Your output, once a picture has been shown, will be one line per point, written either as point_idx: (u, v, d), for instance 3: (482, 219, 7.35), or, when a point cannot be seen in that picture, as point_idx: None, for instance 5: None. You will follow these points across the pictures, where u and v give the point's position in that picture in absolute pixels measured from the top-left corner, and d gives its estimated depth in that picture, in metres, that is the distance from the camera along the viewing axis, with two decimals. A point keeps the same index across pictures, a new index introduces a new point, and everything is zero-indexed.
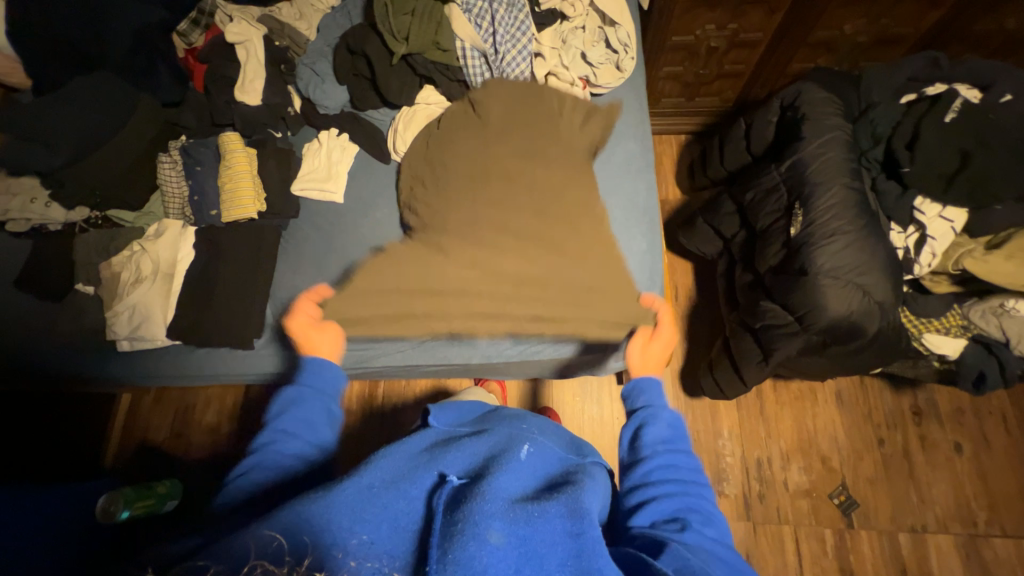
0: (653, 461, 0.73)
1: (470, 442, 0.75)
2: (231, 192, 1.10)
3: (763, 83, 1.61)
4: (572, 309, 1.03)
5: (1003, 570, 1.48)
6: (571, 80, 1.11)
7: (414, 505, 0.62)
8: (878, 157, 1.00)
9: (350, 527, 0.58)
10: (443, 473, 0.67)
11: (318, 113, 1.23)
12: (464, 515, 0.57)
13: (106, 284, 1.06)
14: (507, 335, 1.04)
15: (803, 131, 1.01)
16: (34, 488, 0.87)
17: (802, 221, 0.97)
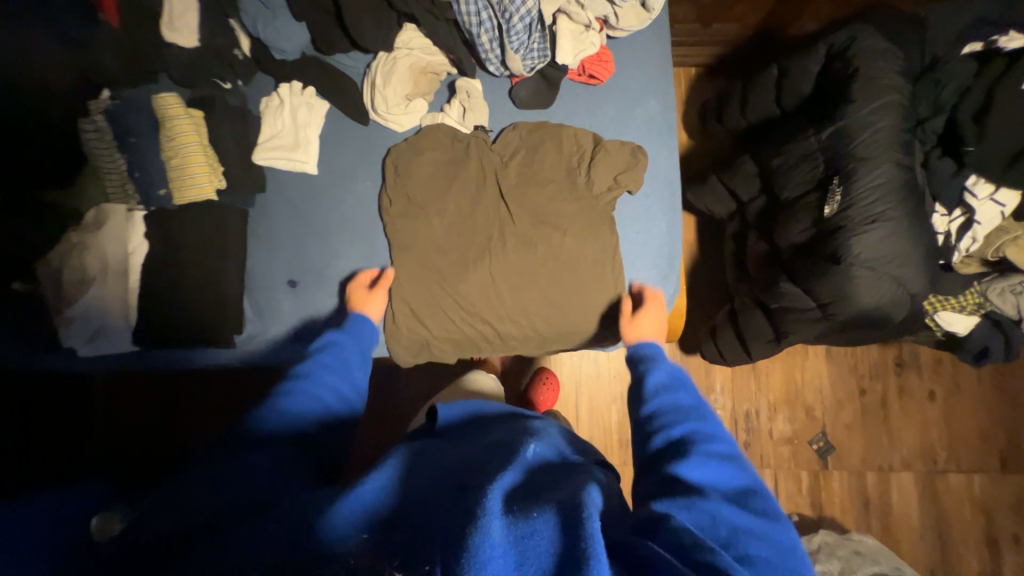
0: (655, 399, 0.69)
1: (468, 446, 0.63)
2: (181, 169, 0.92)
3: (794, 8, 1.39)
4: (581, 299, 0.95)
5: (952, 499, 1.66)
6: (587, 22, 0.90)
7: (364, 500, 0.50)
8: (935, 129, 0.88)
9: (295, 524, 0.47)
10: (415, 471, 0.56)
11: (272, 58, 1.01)
12: (444, 518, 0.46)
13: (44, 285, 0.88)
14: (507, 326, 0.97)
15: (853, 93, 0.88)
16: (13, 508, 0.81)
17: (839, 200, 0.88)
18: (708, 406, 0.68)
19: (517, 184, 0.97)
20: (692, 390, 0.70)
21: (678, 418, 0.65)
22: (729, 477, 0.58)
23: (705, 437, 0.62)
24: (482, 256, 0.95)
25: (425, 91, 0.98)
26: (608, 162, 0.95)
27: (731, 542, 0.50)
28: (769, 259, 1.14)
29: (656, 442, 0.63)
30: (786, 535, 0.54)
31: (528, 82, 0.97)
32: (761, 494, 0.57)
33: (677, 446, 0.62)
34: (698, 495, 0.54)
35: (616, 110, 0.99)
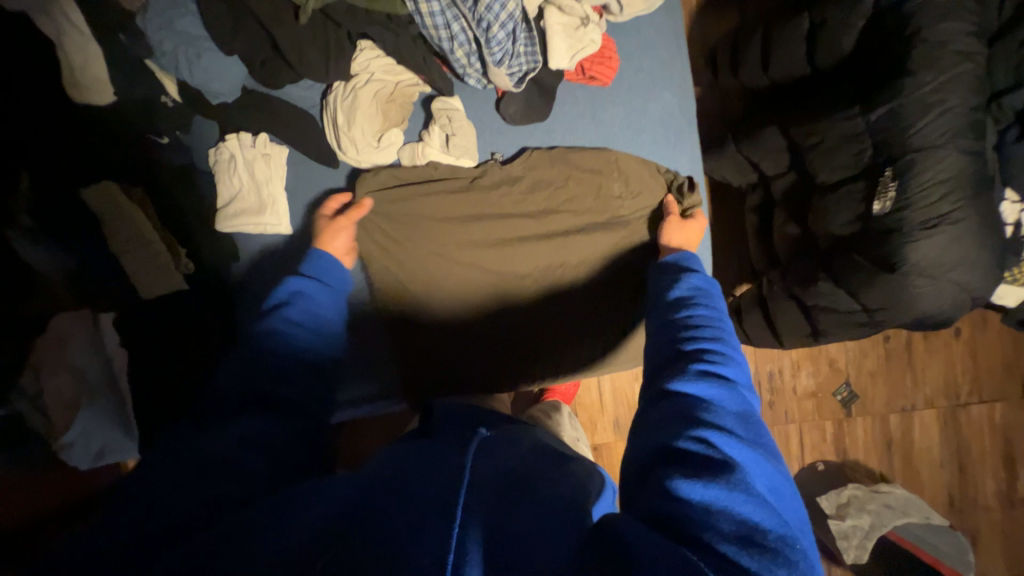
0: (676, 314, 0.63)
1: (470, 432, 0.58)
2: (140, 262, 0.81)
3: None
4: (604, 336, 0.87)
5: (973, 430, 1.70)
6: (583, 15, 0.75)
7: (331, 504, 0.43)
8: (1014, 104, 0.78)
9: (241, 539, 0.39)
10: (408, 456, 0.49)
11: (210, 103, 0.85)
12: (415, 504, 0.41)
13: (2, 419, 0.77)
14: (525, 372, 0.87)
15: (912, 65, 0.74)
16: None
17: (894, 197, 0.77)
18: (728, 322, 0.62)
19: (518, 218, 0.86)
20: (715, 306, 0.64)
21: (696, 335, 0.59)
22: (729, 398, 0.52)
23: (718, 354, 0.56)
24: (491, 306, 0.86)
25: (398, 122, 0.82)
26: (644, 189, 0.84)
27: (725, 470, 0.44)
28: (801, 249, 1.04)
29: (662, 356, 0.58)
30: (784, 482, 0.47)
31: (519, 95, 0.82)
32: (765, 430, 0.51)
33: (686, 357, 0.56)
34: (697, 418, 0.48)
35: (625, 114, 0.85)
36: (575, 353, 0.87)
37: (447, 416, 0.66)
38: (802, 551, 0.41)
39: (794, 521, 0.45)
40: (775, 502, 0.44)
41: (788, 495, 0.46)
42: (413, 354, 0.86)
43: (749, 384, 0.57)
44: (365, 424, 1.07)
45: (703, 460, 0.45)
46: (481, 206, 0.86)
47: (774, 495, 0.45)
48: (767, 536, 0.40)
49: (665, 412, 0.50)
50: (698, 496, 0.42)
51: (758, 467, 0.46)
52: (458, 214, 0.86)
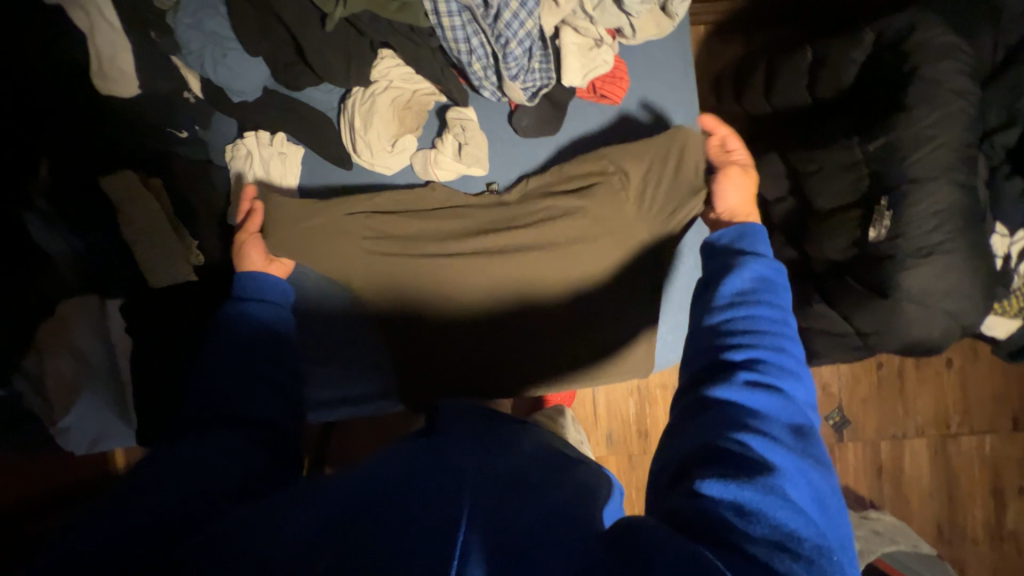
0: (733, 310, 0.60)
1: (471, 436, 0.58)
2: (149, 253, 0.82)
3: None
4: (601, 342, 0.88)
5: (962, 460, 1.71)
6: (597, 37, 0.78)
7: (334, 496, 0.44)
8: (1005, 142, 0.81)
9: (250, 533, 0.40)
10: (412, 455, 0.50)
11: (230, 100, 0.87)
12: (427, 503, 0.42)
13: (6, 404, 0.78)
14: (521, 375, 0.88)
15: (909, 100, 0.77)
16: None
17: (888, 225, 0.80)
18: (791, 327, 0.59)
19: (521, 217, 0.85)
20: (779, 306, 0.60)
21: (751, 338, 0.56)
22: (782, 410, 0.51)
23: (776, 361, 0.55)
24: (491, 314, 0.86)
25: (413, 128, 0.85)
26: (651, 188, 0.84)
27: (768, 479, 0.44)
28: (798, 270, 1.06)
29: (715, 357, 0.57)
30: (832, 495, 0.47)
31: (531, 109, 0.84)
32: (818, 442, 0.50)
33: (740, 363, 0.55)
34: (743, 426, 0.48)
35: (634, 134, 0.87)
36: (571, 358, 0.88)
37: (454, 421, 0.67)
38: (842, 566, 0.41)
39: (838, 536, 0.44)
40: (820, 515, 0.44)
41: (835, 509, 0.46)
42: (415, 356, 0.87)
43: (807, 392, 0.56)
44: (362, 424, 1.08)
45: (744, 466, 0.45)
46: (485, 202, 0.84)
47: (819, 507, 0.44)
48: (803, 546, 0.40)
49: (708, 417, 0.50)
50: (733, 499, 0.43)
51: (807, 480, 0.46)
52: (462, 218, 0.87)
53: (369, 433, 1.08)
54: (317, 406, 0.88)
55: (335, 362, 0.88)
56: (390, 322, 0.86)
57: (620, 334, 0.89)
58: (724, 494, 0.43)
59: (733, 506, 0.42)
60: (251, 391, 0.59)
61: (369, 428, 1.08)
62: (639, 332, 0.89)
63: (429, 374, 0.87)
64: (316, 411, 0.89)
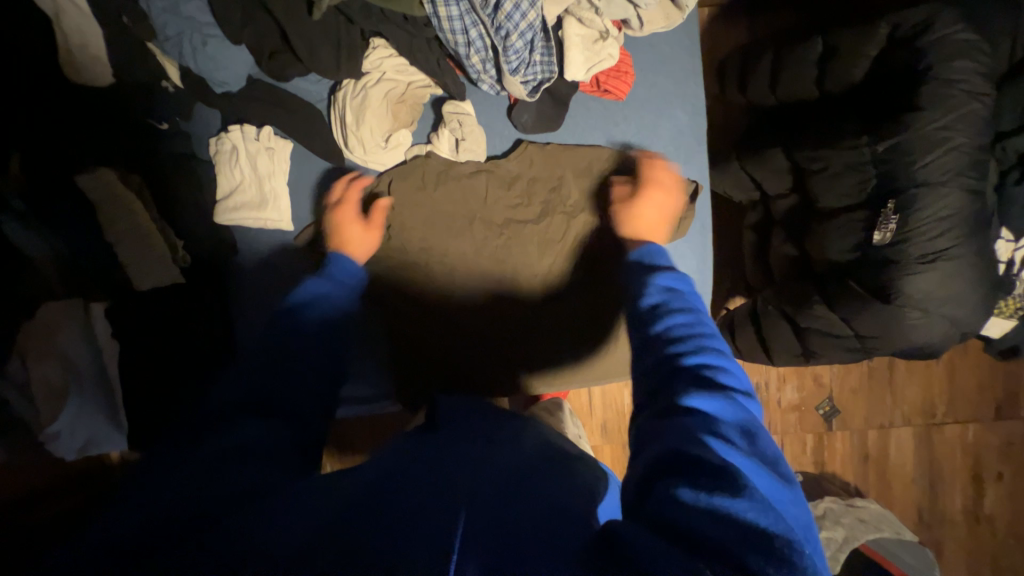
0: (654, 321, 0.60)
1: (471, 438, 0.57)
2: (132, 254, 0.79)
3: None
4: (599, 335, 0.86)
5: (945, 447, 1.76)
6: (603, 29, 0.73)
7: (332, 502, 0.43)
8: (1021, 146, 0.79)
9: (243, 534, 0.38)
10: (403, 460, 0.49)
11: (213, 91, 0.83)
12: (428, 510, 0.41)
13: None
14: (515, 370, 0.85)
15: (923, 100, 0.75)
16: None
17: (895, 228, 0.78)
18: (712, 327, 0.60)
19: (509, 215, 0.84)
20: (690, 308, 0.61)
21: (675, 345, 0.56)
22: (719, 408, 0.50)
23: (707, 364, 0.54)
24: (485, 307, 0.84)
25: (408, 122, 0.81)
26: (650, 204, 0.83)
27: (725, 483, 0.42)
28: (799, 267, 1.05)
29: (653, 373, 0.56)
30: (783, 482, 0.45)
31: (531, 104, 0.81)
32: (763, 437, 0.49)
33: (678, 373, 0.54)
34: (696, 434, 0.46)
35: (639, 131, 0.84)
36: (567, 352, 0.85)
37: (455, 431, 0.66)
38: (813, 558, 0.39)
39: (801, 529, 0.43)
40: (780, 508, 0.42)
41: (789, 495, 0.44)
42: (411, 360, 0.84)
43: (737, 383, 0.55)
44: (358, 423, 1.07)
45: (703, 472, 0.43)
46: (472, 203, 0.84)
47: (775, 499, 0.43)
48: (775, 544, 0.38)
49: (662, 433, 0.48)
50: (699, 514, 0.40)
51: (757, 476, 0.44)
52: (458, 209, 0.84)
53: (365, 432, 1.07)
54: None
55: None
56: (385, 323, 0.83)
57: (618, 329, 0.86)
58: (687, 508, 0.40)
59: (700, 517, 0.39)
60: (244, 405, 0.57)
61: (365, 427, 1.07)
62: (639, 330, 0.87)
63: (423, 370, 0.84)
64: None
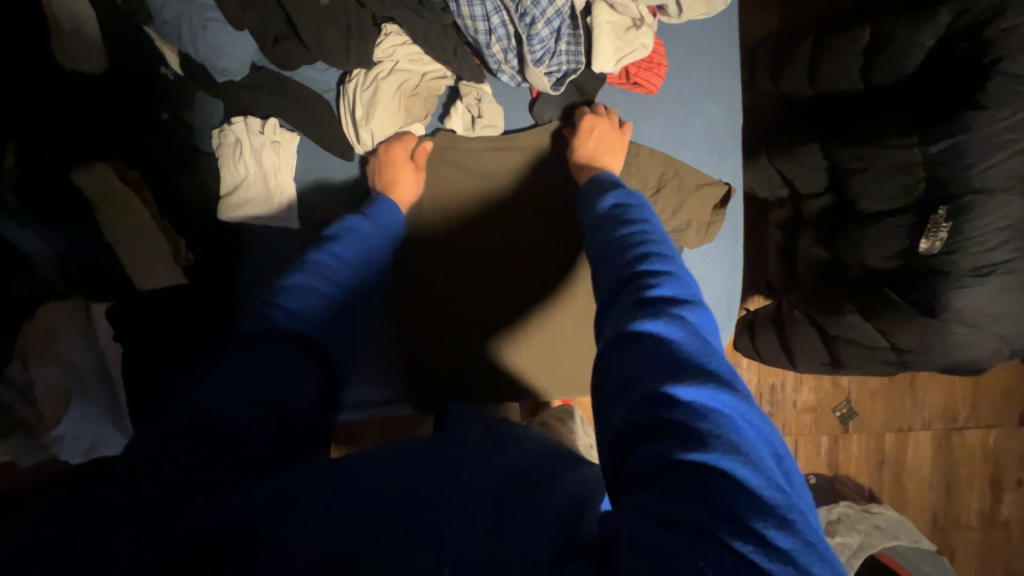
0: (605, 251, 0.56)
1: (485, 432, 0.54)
2: (133, 254, 0.75)
3: None
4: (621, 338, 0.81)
5: (965, 452, 1.72)
6: (637, 17, 0.67)
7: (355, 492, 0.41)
8: None
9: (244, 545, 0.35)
10: (400, 455, 0.46)
11: (216, 81, 0.78)
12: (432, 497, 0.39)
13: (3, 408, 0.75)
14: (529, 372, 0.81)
15: (987, 99, 0.68)
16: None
17: (945, 237, 0.72)
18: (659, 244, 0.53)
19: (524, 217, 0.79)
20: (636, 226, 0.56)
21: (621, 267, 0.52)
22: (664, 322, 0.44)
23: (656, 287, 0.48)
24: (498, 307, 0.80)
25: (421, 116, 0.76)
26: (680, 208, 0.77)
27: (691, 430, 0.37)
28: (830, 273, 1.00)
29: (606, 314, 0.50)
30: (742, 398, 0.40)
31: (554, 99, 0.75)
32: (719, 355, 0.43)
33: (628, 306, 0.47)
34: (656, 375, 0.40)
35: (670, 128, 0.78)
36: (584, 356, 0.81)
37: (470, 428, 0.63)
38: (775, 488, 0.35)
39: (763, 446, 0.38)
40: (737, 429, 0.38)
41: (749, 413, 0.40)
42: (418, 370, 0.79)
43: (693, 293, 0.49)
44: (368, 425, 1.05)
45: (669, 421, 0.37)
46: (487, 200, 0.79)
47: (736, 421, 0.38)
48: (731, 486, 0.34)
49: (618, 381, 0.42)
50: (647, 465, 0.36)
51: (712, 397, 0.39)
52: (472, 204, 0.79)
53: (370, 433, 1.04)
54: None
55: None
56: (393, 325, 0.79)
57: None
58: (645, 471, 0.36)
59: (669, 480, 0.35)
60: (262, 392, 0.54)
61: (371, 428, 1.04)
62: None
63: (432, 375, 0.79)
64: None
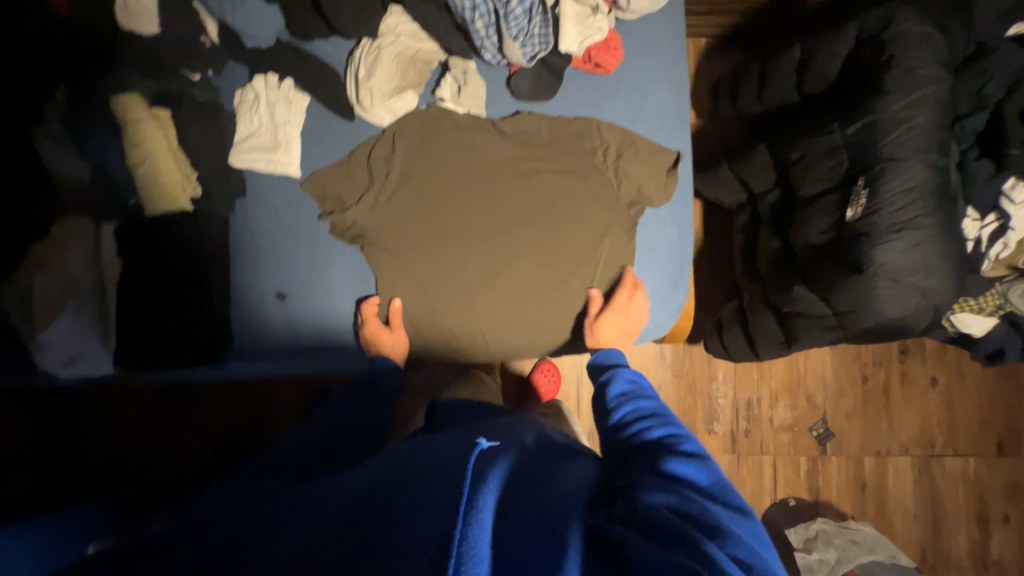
0: (634, 411, 0.73)
1: (461, 437, 0.60)
2: (149, 178, 0.85)
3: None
4: (579, 287, 0.94)
5: (947, 481, 1.69)
6: (594, 5, 0.83)
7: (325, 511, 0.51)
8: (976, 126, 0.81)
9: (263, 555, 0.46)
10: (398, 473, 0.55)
11: (244, 47, 0.91)
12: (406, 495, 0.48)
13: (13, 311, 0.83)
14: (489, 316, 0.94)
15: (885, 84, 0.81)
16: (24, 539, 0.79)
17: (864, 203, 0.82)
18: (669, 410, 0.74)
19: (496, 176, 0.93)
20: (652, 398, 0.76)
21: (652, 422, 0.70)
22: (694, 467, 0.60)
23: (673, 438, 0.66)
24: (472, 255, 0.94)
25: (414, 83, 0.90)
26: (633, 173, 0.90)
27: (696, 516, 0.51)
28: (780, 259, 1.09)
29: (637, 458, 0.63)
30: (752, 522, 0.55)
31: (528, 72, 0.89)
32: (730, 489, 0.59)
33: (645, 449, 0.65)
34: (672, 489, 0.55)
35: (626, 103, 0.91)
36: (540, 306, 0.94)
37: (453, 417, 0.77)
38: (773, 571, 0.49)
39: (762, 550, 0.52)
40: (751, 539, 0.52)
41: (756, 530, 0.54)
42: (408, 303, 0.95)
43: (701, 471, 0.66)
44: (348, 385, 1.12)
45: (684, 509, 0.52)
46: (469, 161, 0.93)
47: (749, 535, 0.52)
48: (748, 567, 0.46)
49: (648, 483, 0.56)
50: (686, 535, 0.47)
51: (730, 519, 0.54)
52: (451, 166, 0.93)
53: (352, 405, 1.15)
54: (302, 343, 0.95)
55: (331, 306, 0.94)
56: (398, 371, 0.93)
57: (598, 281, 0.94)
58: (675, 537, 0.46)
59: (679, 532, 0.47)
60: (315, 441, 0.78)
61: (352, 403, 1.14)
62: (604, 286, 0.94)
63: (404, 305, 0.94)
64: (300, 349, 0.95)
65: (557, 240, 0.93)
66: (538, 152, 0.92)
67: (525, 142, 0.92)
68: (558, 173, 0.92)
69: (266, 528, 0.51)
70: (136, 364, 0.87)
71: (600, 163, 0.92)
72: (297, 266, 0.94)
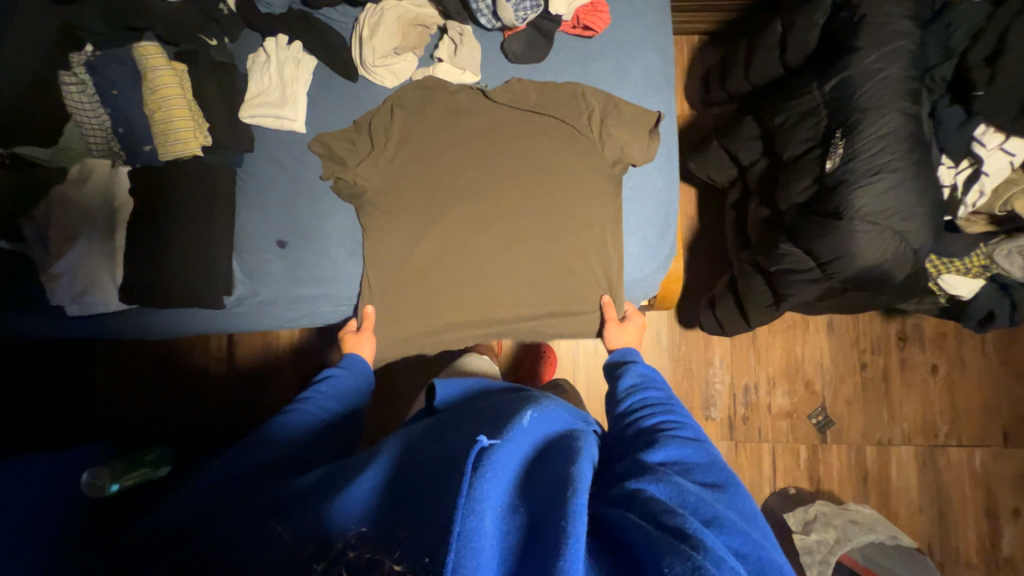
0: (641, 400, 0.71)
1: (453, 422, 0.60)
2: (162, 123, 0.90)
3: None
4: (569, 240, 0.97)
5: (951, 473, 1.64)
6: None
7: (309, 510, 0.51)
8: (945, 75, 0.87)
9: (258, 547, 0.48)
10: (411, 453, 0.56)
11: (257, 11, 0.98)
12: (407, 492, 0.50)
13: (34, 245, 0.88)
14: (481, 265, 0.98)
15: (859, 42, 0.85)
16: (18, 461, 0.81)
17: (843, 153, 0.86)
18: (677, 401, 0.71)
19: (488, 135, 0.98)
20: (661, 389, 0.74)
21: (657, 410, 0.68)
22: (694, 455, 0.58)
23: (674, 424, 0.64)
24: (465, 207, 0.98)
25: (415, 44, 0.97)
26: (620, 132, 0.94)
27: (695, 505, 0.49)
28: (769, 224, 1.10)
29: (638, 446, 0.61)
30: (748, 504, 0.54)
31: (522, 35, 0.96)
32: (727, 471, 0.57)
33: (647, 434, 0.63)
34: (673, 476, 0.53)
35: (613, 63, 0.98)
36: (529, 258, 0.97)
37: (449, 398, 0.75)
38: (770, 550, 0.48)
39: (760, 532, 0.51)
40: (748, 524, 0.50)
41: (753, 515, 0.53)
42: (403, 250, 0.98)
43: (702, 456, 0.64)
44: None
45: (685, 494, 0.50)
46: (463, 119, 0.98)
47: (746, 519, 0.51)
48: (746, 558, 0.45)
49: (650, 468, 0.54)
50: (686, 521, 0.45)
51: (728, 504, 0.52)
52: (446, 124, 0.98)
53: None
54: (299, 291, 0.98)
55: (330, 256, 0.98)
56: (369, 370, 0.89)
57: (587, 235, 0.97)
58: (674, 519, 0.45)
59: (679, 519, 0.45)
60: (286, 429, 0.72)
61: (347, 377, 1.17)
62: (592, 238, 0.97)
63: (399, 253, 0.98)
64: (299, 298, 0.99)
65: (547, 192, 0.97)
66: (528, 111, 0.98)
67: (516, 102, 0.97)
68: (548, 130, 0.97)
69: (261, 511, 0.53)
70: (139, 301, 0.91)
71: (587, 120, 0.97)
72: (298, 219, 0.98)
